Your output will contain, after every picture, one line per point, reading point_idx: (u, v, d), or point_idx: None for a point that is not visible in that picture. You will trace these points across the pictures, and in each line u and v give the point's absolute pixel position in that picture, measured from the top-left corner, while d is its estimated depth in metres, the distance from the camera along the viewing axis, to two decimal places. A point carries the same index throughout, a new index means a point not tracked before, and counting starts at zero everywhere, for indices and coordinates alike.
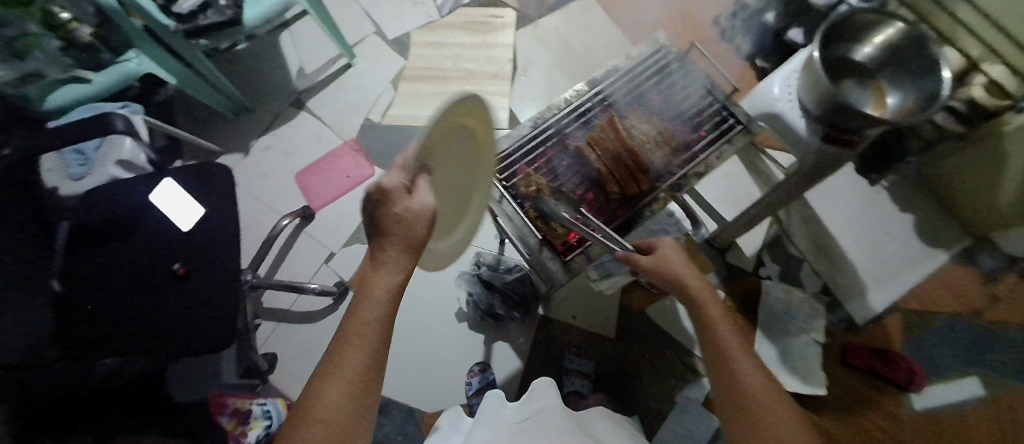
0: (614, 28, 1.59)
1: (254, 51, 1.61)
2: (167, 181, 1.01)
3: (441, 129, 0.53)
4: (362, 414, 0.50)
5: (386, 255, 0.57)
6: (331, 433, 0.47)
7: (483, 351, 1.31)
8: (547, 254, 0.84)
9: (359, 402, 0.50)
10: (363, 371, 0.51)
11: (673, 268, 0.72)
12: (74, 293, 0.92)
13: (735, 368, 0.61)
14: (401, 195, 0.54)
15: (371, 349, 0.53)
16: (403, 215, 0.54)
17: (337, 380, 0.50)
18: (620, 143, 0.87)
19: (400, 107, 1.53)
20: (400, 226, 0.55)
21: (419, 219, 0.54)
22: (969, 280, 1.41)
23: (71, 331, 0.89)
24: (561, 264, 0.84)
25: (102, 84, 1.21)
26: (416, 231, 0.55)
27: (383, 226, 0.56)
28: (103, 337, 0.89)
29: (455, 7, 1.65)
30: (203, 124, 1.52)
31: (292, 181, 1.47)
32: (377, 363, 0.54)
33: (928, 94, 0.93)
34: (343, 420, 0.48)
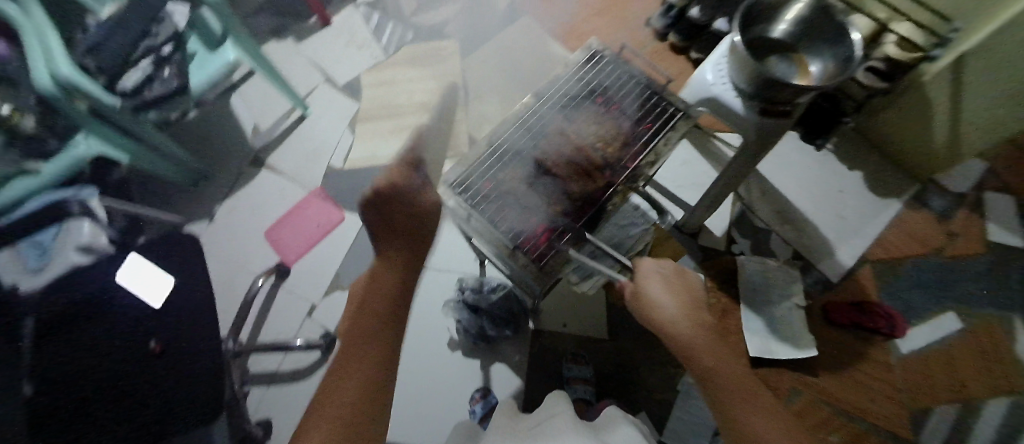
0: (554, 42, 1.65)
1: (205, 119, 1.60)
2: (134, 256, 1.07)
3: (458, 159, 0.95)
4: (375, 413, 0.57)
5: (392, 257, 0.74)
6: (351, 420, 0.55)
7: (480, 376, 1.30)
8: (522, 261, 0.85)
9: (373, 399, 0.58)
10: (374, 372, 0.60)
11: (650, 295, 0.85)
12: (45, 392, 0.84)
13: (735, 411, 0.70)
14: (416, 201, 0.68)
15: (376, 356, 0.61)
16: (416, 213, 0.80)
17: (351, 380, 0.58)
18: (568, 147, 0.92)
19: (360, 149, 1.55)
20: (411, 219, 0.79)
21: (430, 214, 0.81)
22: (924, 222, 1.50)
23: (47, 423, 0.83)
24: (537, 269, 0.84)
25: (52, 170, 1.17)
26: (424, 224, 0.80)
27: (392, 225, 0.78)
28: (88, 424, 0.85)
29: (399, 45, 1.69)
30: (164, 197, 1.50)
31: (263, 239, 1.45)
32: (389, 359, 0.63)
33: (844, 58, 1.01)
34: (360, 407, 0.57)
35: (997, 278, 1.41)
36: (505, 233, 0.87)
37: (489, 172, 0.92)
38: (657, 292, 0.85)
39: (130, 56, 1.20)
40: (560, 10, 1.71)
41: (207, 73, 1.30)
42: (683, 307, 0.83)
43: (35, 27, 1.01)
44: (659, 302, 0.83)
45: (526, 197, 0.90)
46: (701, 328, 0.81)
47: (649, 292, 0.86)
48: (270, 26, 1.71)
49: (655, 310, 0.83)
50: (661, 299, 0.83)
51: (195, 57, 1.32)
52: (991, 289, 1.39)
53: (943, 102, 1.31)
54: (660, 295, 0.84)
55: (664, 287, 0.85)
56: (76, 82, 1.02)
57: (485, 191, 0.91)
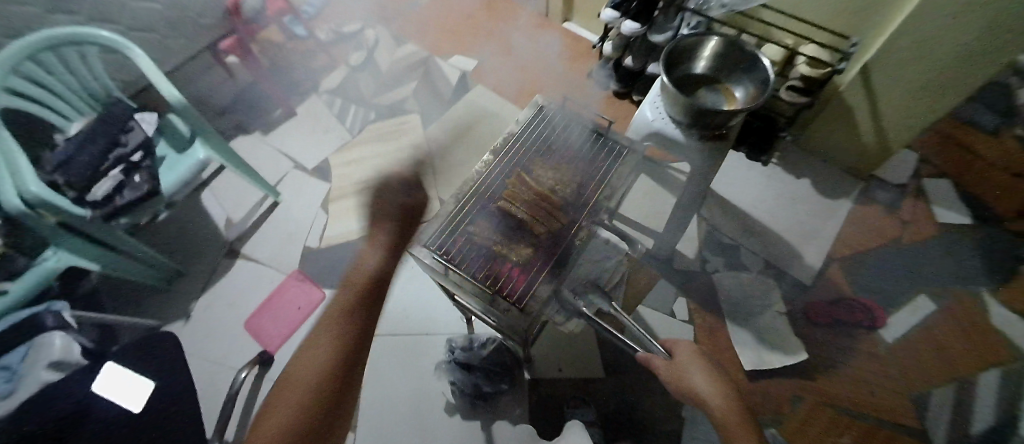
0: (508, 102, 1.78)
1: (176, 218, 1.61)
2: (110, 365, 0.95)
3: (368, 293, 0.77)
4: (335, 418, 0.67)
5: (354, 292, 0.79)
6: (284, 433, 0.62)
7: (483, 437, 1.25)
8: (502, 307, 0.87)
9: (325, 404, 0.66)
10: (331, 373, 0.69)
11: (684, 370, 0.84)
12: None
13: None
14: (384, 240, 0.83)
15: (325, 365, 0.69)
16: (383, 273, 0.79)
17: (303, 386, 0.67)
18: (531, 192, 0.99)
19: (334, 226, 1.57)
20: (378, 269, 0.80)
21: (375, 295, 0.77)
22: (875, 215, 1.60)
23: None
24: (518, 312, 0.86)
25: (18, 290, 1.13)
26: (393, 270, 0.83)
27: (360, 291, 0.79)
28: None
29: (364, 124, 1.79)
30: (136, 301, 1.47)
31: (242, 330, 1.42)
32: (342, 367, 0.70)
33: (761, 82, 1.14)
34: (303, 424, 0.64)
35: (955, 257, 1.49)
36: (481, 281, 0.89)
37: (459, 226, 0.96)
38: (693, 373, 0.84)
39: (99, 167, 1.25)
40: (508, 74, 1.86)
41: (178, 173, 1.33)
42: (720, 391, 0.82)
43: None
44: (692, 381, 0.83)
45: (497, 244, 0.94)
46: (737, 410, 0.79)
47: (681, 367, 0.85)
48: (238, 123, 1.79)
49: (691, 389, 0.83)
50: (694, 377, 0.83)
51: (165, 160, 1.35)
52: (952, 266, 1.48)
53: (863, 104, 1.46)
54: (697, 379, 0.83)
55: (700, 367, 0.85)
56: (45, 198, 1.05)
57: (458, 244, 0.94)
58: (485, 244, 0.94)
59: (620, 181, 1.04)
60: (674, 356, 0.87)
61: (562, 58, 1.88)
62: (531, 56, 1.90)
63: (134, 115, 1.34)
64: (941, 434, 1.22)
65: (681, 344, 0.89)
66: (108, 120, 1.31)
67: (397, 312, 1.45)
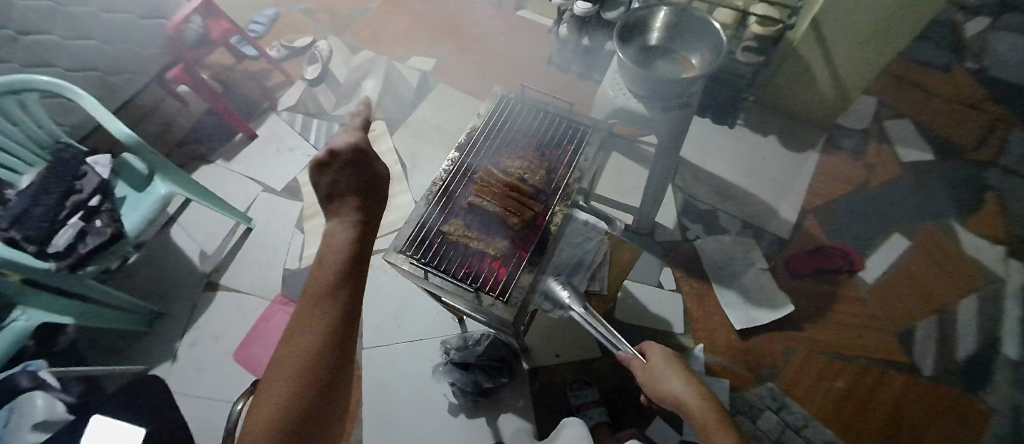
0: (472, 98, 1.76)
1: (147, 258, 1.56)
2: (99, 417, 0.93)
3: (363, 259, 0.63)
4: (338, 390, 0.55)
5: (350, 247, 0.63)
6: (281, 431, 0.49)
7: (491, 433, 1.25)
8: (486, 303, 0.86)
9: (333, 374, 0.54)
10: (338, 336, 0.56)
11: (657, 373, 0.84)
12: None
13: None
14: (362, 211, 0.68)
15: (322, 336, 0.55)
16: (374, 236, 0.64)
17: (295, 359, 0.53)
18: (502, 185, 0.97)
19: (313, 244, 1.55)
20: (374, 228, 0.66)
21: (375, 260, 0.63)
22: (843, 162, 1.63)
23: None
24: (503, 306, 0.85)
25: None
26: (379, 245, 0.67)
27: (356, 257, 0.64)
28: None
29: (329, 137, 1.75)
30: (118, 349, 1.42)
31: (233, 363, 1.39)
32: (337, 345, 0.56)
33: (714, 47, 1.15)
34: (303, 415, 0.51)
35: (920, 194, 1.54)
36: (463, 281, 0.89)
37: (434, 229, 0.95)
38: (670, 379, 0.82)
39: (58, 217, 1.20)
40: (469, 69, 1.83)
41: (141, 213, 1.30)
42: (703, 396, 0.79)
43: None
44: (668, 386, 0.81)
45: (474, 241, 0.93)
46: (718, 414, 0.76)
47: (653, 370, 0.85)
48: (199, 153, 1.73)
49: (669, 395, 0.81)
50: (671, 383, 0.81)
51: (125, 202, 1.31)
52: (918, 203, 1.53)
53: (817, 57, 1.48)
54: (678, 387, 0.80)
55: (675, 373, 0.83)
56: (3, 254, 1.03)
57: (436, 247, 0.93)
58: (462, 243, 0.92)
59: (589, 163, 1.04)
60: (648, 361, 0.87)
61: (520, 47, 1.87)
62: (489, 49, 1.88)
63: (87, 159, 1.31)
64: (925, 363, 1.28)
65: (654, 347, 0.89)
66: (58, 170, 1.26)
67: (388, 322, 1.43)
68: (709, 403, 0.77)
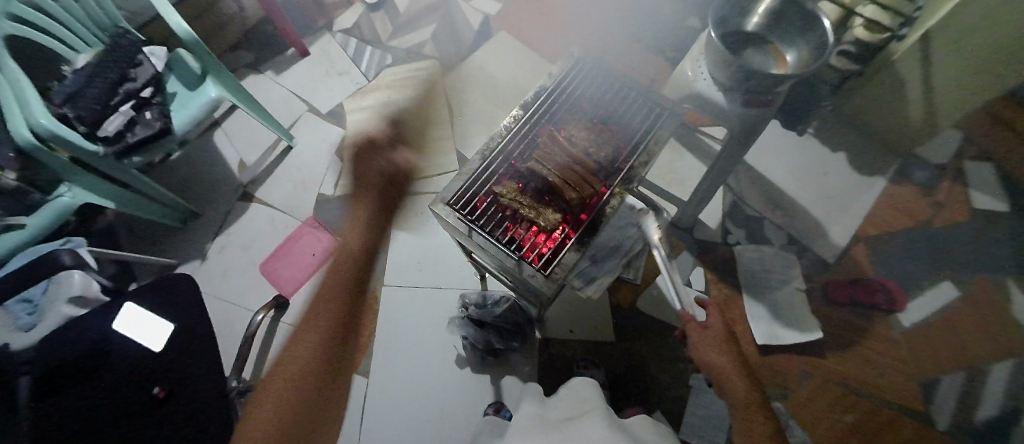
0: (533, 53, 1.65)
1: (187, 158, 1.57)
2: (129, 305, 0.97)
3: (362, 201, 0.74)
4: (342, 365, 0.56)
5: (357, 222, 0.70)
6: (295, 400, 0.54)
7: (492, 391, 1.28)
8: (527, 272, 0.85)
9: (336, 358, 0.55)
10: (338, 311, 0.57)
11: (707, 342, 0.90)
12: None
13: None
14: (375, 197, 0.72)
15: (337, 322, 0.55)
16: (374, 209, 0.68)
17: (309, 341, 0.54)
18: (565, 154, 0.93)
19: (349, 174, 1.52)
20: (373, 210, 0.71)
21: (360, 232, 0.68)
22: (912, 195, 1.51)
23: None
24: (543, 279, 0.85)
25: (37, 224, 1.15)
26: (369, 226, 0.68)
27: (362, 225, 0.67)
28: None
29: (380, 68, 1.68)
30: (153, 240, 1.48)
31: (257, 273, 1.42)
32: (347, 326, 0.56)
33: (818, 45, 1.02)
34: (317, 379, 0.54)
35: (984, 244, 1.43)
36: (506, 245, 0.87)
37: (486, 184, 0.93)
38: (716, 350, 0.89)
39: (109, 102, 1.20)
40: (533, 20, 1.71)
41: (189, 113, 1.29)
42: (743, 374, 0.88)
43: (12, 85, 1.04)
44: (712, 358, 0.88)
45: (523, 206, 0.89)
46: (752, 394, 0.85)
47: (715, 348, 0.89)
48: (249, 62, 1.70)
49: (712, 365, 0.88)
50: (715, 356, 0.88)
51: (176, 98, 1.30)
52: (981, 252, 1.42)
53: (916, 78, 1.33)
54: (720, 361, 0.88)
55: (725, 347, 0.90)
56: (56, 132, 1.04)
57: (484, 206, 0.91)
58: (512, 206, 0.89)
59: (663, 136, 0.98)
60: (706, 329, 0.92)
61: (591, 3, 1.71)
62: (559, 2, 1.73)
63: (142, 49, 1.31)
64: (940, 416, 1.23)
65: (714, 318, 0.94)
66: (114, 53, 1.24)
67: (411, 266, 1.44)
68: (750, 382, 0.87)
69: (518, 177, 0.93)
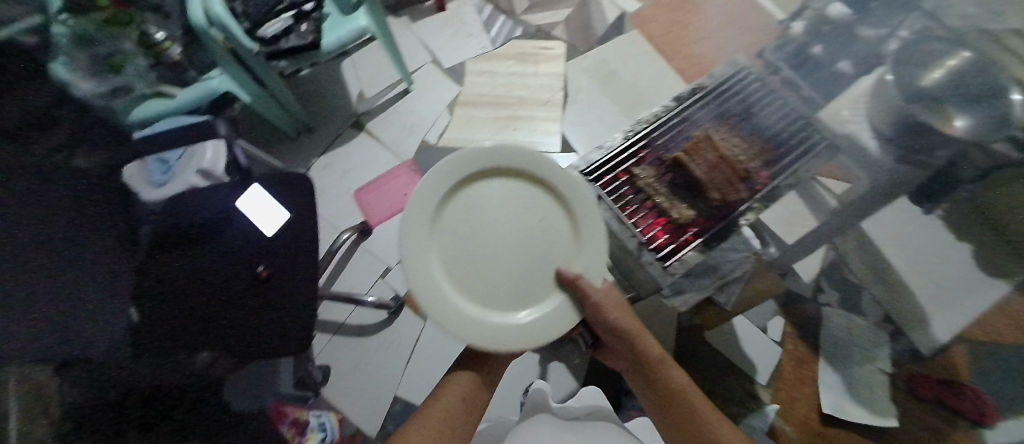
0: (660, 60, 1.63)
1: (315, 76, 1.69)
2: (257, 187, 1.07)
3: (468, 291, 0.76)
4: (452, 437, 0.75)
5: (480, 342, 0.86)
6: None
7: (537, 370, 1.30)
8: (644, 257, 0.96)
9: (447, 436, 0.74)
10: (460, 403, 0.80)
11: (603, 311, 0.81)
12: (155, 307, 0.92)
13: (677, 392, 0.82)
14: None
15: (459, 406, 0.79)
16: None
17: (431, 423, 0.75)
18: (714, 153, 0.97)
19: (455, 130, 1.58)
20: None
21: None
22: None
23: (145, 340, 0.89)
24: (660, 268, 0.94)
25: (185, 100, 1.29)
26: None
27: None
28: (170, 334, 0.91)
29: (507, 39, 1.71)
30: (267, 142, 1.60)
31: (351, 198, 1.51)
32: (466, 410, 0.79)
33: (997, 120, 0.85)
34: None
35: None
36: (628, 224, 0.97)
37: (621, 167, 1.05)
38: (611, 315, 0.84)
39: (273, 8, 1.29)
40: (670, 28, 1.68)
41: (339, 35, 1.36)
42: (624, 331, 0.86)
43: None
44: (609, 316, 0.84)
45: (655, 191, 1.00)
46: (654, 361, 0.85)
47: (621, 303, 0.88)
48: (390, 5, 1.79)
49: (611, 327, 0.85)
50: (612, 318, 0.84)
51: (329, 19, 1.39)
52: None
53: None
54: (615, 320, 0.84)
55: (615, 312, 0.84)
56: (224, 21, 1.14)
57: (620, 181, 1.03)
58: (646, 190, 1.00)
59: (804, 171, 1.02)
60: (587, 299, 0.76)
61: (735, 24, 1.65)
62: (700, 15, 1.69)
63: None
64: None
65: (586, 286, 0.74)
66: None
67: None
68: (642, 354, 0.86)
69: (657, 166, 1.04)
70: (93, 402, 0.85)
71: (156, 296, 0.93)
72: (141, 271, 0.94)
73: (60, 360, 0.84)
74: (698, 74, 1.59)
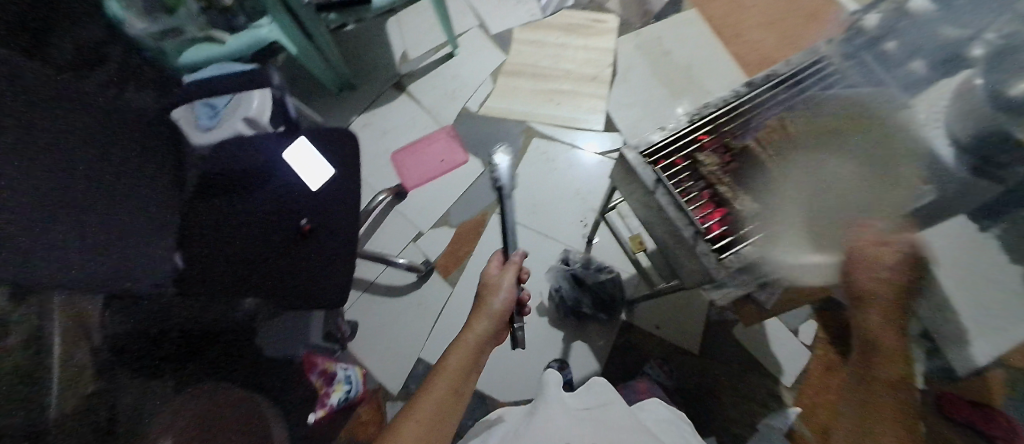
0: (718, 44, 1.55)
1: (360, 33, 1.66)
2: (302, 139, 1.05)
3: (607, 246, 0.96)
4: (446, 410, 0.66)
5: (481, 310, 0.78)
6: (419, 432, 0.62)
7: (560, 349, 1.30)
8: (701, 248, 0.89)
9: (443, 410, 0.65)
10: (460, 370, 0.71)
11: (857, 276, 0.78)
12: (192, 250, 0.94)
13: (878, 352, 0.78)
14: (511, 287, 0.82)
15: (457, 373, 0.70)
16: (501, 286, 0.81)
17: (426, 393, 0.66)
18: (790, 142, 0.94)
19: (497, 99, 1.55)
20: (495, 289, 0.81)
21: (493, 283, 0.82)
22: None
23: (185, 281, 0.91)
24: (716, 260, 0.88)
25: (235, 45, 1.28)
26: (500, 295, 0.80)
27: (486, 288, 0.81)
28: (210, 279, 0.93)
29: (558, 9, 1.65)
30: (308, 96, 1.60)
31: (388, 159, 1.51)
32: (463, 380, 0.70)
33: None
34: (432, 423, 0.64)
35: None
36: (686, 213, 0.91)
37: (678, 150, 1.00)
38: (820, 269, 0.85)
39: None
40: (731, 10, 1.59)
41: None
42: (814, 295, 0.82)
43: None
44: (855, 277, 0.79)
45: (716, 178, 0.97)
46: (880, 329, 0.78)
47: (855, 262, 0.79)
48: None
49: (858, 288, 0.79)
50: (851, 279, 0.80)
51: None
52: None
53: None
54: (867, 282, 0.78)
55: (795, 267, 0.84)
56: None
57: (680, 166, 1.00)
58: (708, 178, 0.98)
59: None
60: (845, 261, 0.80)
61: (802, 12, 1.56)
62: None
63: None
64: None
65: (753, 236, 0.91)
66: None
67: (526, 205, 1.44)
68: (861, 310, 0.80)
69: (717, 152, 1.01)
70: (130, 334, 0.83)
71: (196, 241, 0.95)
72: (187, 214, 0.96)
73: (107, 292, 0.83)
74: (756, 61, 1.51)
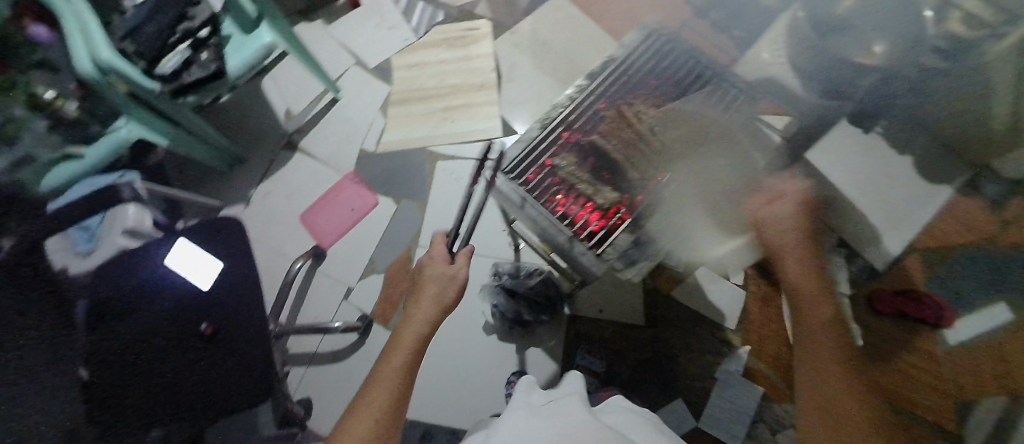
0: (590, 22, 1.57)
1: (238, 102, 1.60)
2: (183, 240, 1.02)
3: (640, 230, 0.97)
4: (394, 408, 0.64)
5: (419, 305, 0.78)
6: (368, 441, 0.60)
7: (516, 360, 1.31)
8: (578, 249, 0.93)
9: (391, 418, 0.63)
10: (405, 366, 0.69)
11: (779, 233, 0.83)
12: (98, 382, 0.88)
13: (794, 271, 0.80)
14: (455, 278, 0.83)
15: (403, 370, 0.69)
16: (437, 276, 0.82)
17: (375, 398, 0.65)
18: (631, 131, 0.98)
19: (392, 132, 1.52)
20: (432, 284, 0.82)
21: (435, 278, 0.82)
22: (982, 216, 1.24)
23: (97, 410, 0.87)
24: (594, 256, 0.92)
25: (96, 156, 1.18)
26: (448, 293, 0.81)
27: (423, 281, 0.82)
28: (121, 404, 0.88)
29: (431, 26, 1.63)
30: (202, 181, 1.53)
31: (298, 223, 1.46)
32: (407, 380, 0.68)
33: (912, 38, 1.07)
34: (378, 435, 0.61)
35: None
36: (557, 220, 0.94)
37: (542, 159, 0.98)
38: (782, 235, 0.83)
39: (167, 40, 1.17)
40: None
41: (247, 54, 1.25)
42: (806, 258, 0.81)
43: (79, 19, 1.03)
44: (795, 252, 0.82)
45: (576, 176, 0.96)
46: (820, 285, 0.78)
47: (774, 224, 0.83)
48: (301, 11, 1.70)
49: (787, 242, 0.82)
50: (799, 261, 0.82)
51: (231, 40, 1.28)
52: None
53: None
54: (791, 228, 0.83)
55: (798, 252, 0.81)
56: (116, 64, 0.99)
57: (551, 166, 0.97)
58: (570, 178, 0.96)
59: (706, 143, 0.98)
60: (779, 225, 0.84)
61: None
62: None
63: None
64: None
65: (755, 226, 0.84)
66: None
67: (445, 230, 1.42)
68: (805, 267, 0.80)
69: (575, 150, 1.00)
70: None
71: (101, 368, 0.89)
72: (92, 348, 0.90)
73: None
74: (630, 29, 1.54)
